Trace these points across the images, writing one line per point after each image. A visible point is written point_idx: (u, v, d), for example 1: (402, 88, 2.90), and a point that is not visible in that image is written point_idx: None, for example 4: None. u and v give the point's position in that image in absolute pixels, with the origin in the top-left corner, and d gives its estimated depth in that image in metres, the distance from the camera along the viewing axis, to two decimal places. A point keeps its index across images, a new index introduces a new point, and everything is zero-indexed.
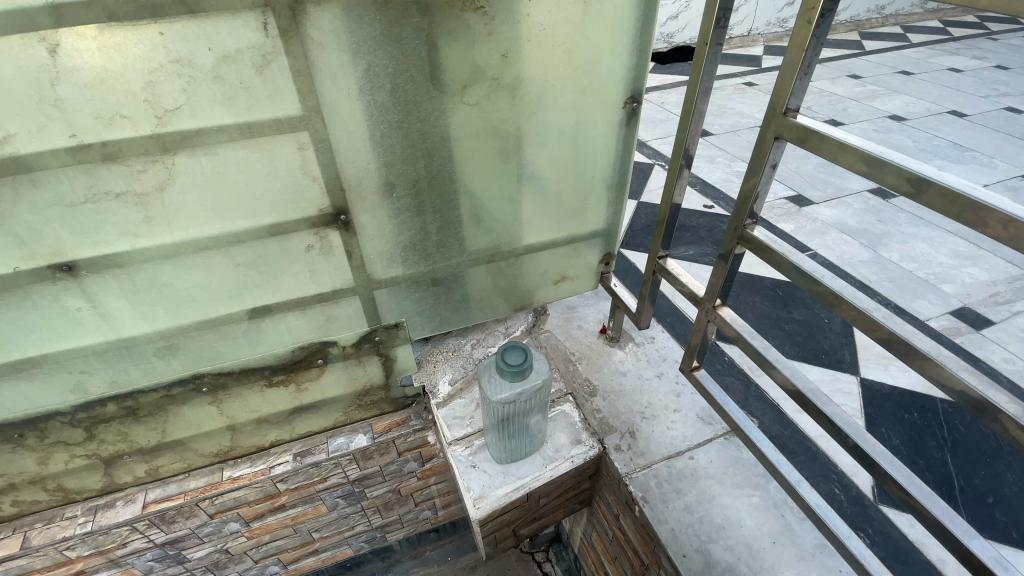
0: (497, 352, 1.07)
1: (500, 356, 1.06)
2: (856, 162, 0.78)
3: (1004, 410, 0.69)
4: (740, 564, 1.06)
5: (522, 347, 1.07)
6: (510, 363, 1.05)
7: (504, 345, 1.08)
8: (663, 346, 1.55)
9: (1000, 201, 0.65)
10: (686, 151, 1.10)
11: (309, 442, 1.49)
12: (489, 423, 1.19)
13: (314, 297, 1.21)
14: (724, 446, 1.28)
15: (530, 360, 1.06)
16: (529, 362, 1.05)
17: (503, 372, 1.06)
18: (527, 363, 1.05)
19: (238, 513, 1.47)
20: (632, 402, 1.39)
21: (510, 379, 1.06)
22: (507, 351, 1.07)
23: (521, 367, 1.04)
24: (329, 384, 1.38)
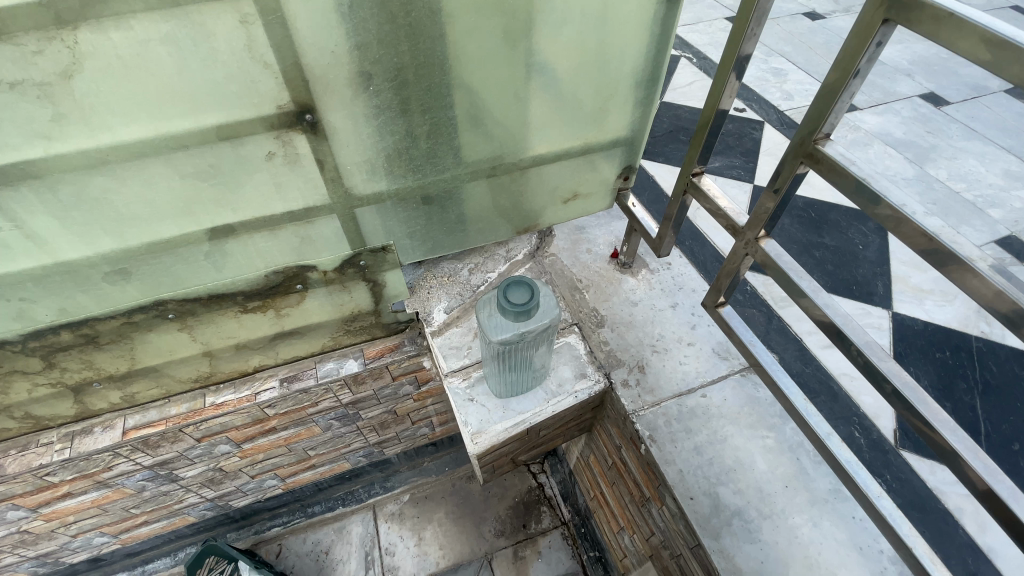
0: (498, 289, 0.92)
1: (499, 294, 0.92)
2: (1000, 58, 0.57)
3: None
4: (749, 508, 1.02)
5: (529, 283, 0.92)
6: (511, 303, 0.90)
7: (504, 280, 0.93)
8: (680, 273, 1.41)
9: None
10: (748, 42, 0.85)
11: (296, 368, 1.40)
12: (489, 359, 1.08)
13: (284, 215, 1.02)
14: (740, 383, 1.19)
15: (537, 299, 0.91)
16: (534, 300, 0.91)
17: (502, 312, 0.92)
18: (532, 303, 0.90)
19: (227, 436, 1.43)
20: (642, 334, 1.27)
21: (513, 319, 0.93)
22: (508, 288, 0.92)
23: (524, 307, 0.90)
24: (311, 310, 1.25)
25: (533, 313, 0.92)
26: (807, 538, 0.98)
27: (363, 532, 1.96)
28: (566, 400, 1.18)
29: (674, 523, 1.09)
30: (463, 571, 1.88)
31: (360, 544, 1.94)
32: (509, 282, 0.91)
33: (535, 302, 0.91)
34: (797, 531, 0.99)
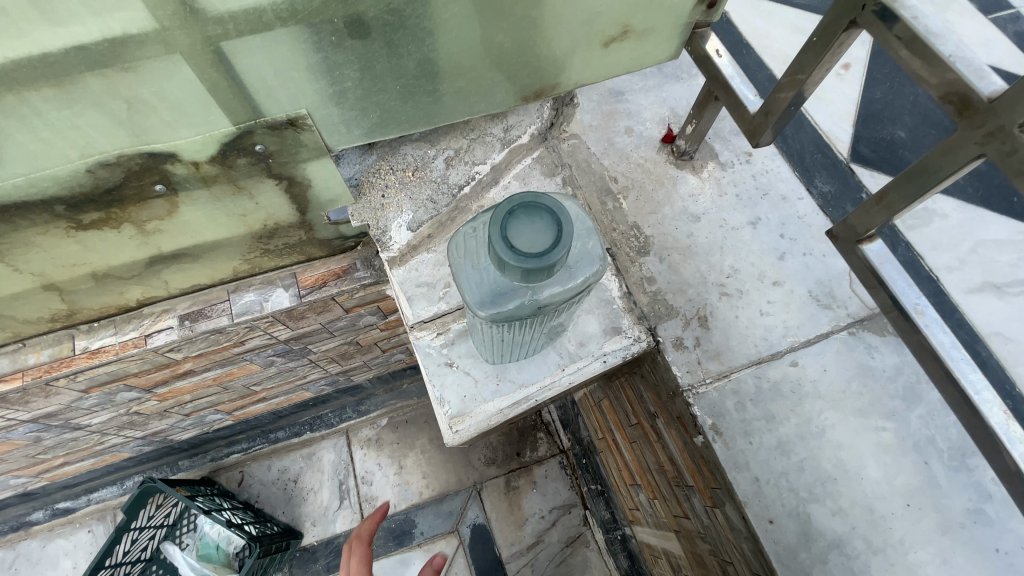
0: (490, 222, 0.47)
1: (493, 230, 0.47)
2: None
3: None
4: (853, 537, 0.70)
5: (551, 211, 0.47)
6: (515, 251, 0.46)
7: (502, 203, 0.48)
8: (764, 172, 0.95)
9: None
10: None
11: (202, 301, 0.98)
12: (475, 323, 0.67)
13: (71, 56, 0.51)
14: (847, 346, 0.81)
15: (567, 247, 0.46)
16: (562, 249, 0.46)
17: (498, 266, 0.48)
18: (557, 256, 0.46)
19: (126, 384, 1.06)
20: (706, 267, 0.85)
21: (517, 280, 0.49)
22: (510, 220, 0.46)
23: (539, 261, 0.45)
24: (197, 222, 0.81)
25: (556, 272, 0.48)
26: None
27: (336, 459, 1.73)
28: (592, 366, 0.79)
29: (732, 536, 0.79)
30: (450, 502, 1.69)
31: (333, 472, 1.72)
32: (513, 209, 0.46)
33: (564, 252, 0.46)
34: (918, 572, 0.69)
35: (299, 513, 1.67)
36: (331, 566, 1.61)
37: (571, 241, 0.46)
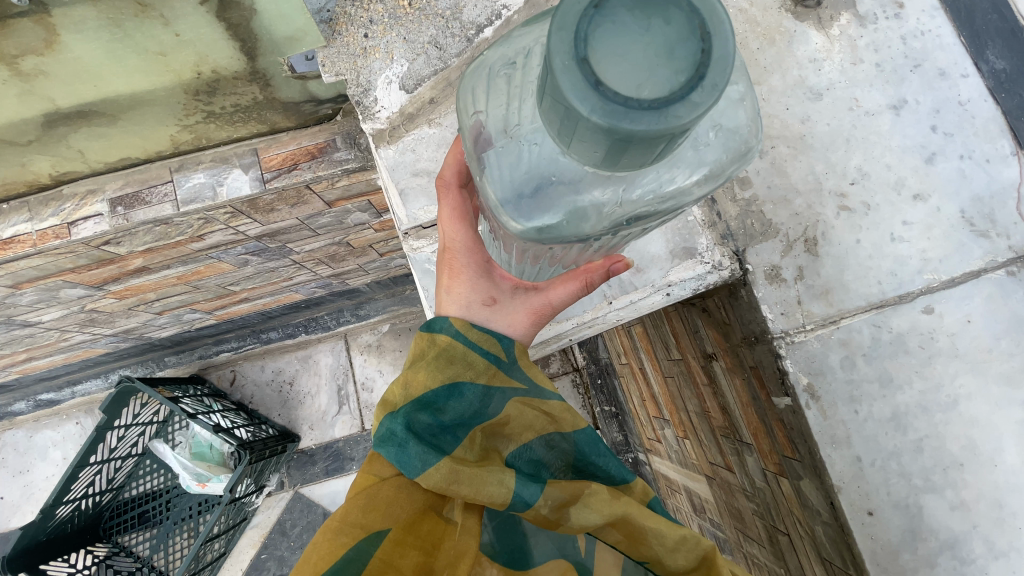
0: (555, 29, 0.25)
1: (560, 47, 0.25)
2: None
3: None
4: (973, 538, 0.54)
5: (688, 15, 0.24)
6: (606, 87, 0.24)
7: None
8: (919, 31, 0.66)
9: None
10: None
11: (137, 180, 0.75)
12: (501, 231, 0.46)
13: None
14: (1005, 290, 0.58)
15: (715, 93, 0.24)
16: (706, 95, 0.24)
17: (563, 125, 0.27)
18: (695, 108, 0.24)
19: (66, 280, 0.88)
20: (822, 169, 0.61)
21: (598, 157, 0.28)
22: (599, 29, 0.24)
23: (658, 115, 0.24)
24: (98, 66, 0.56)
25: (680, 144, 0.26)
26: None
27: (334, 364, 1.62)
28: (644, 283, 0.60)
29: (800, 512, 0.64)
30: None
31: (330, 377, 1.61)
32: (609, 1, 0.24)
33: (707, 105, 0.25)
34: None
35: (296, 416, 1.60)
36: (331, 469, 1.56)
37: (725, 83, 0.24)
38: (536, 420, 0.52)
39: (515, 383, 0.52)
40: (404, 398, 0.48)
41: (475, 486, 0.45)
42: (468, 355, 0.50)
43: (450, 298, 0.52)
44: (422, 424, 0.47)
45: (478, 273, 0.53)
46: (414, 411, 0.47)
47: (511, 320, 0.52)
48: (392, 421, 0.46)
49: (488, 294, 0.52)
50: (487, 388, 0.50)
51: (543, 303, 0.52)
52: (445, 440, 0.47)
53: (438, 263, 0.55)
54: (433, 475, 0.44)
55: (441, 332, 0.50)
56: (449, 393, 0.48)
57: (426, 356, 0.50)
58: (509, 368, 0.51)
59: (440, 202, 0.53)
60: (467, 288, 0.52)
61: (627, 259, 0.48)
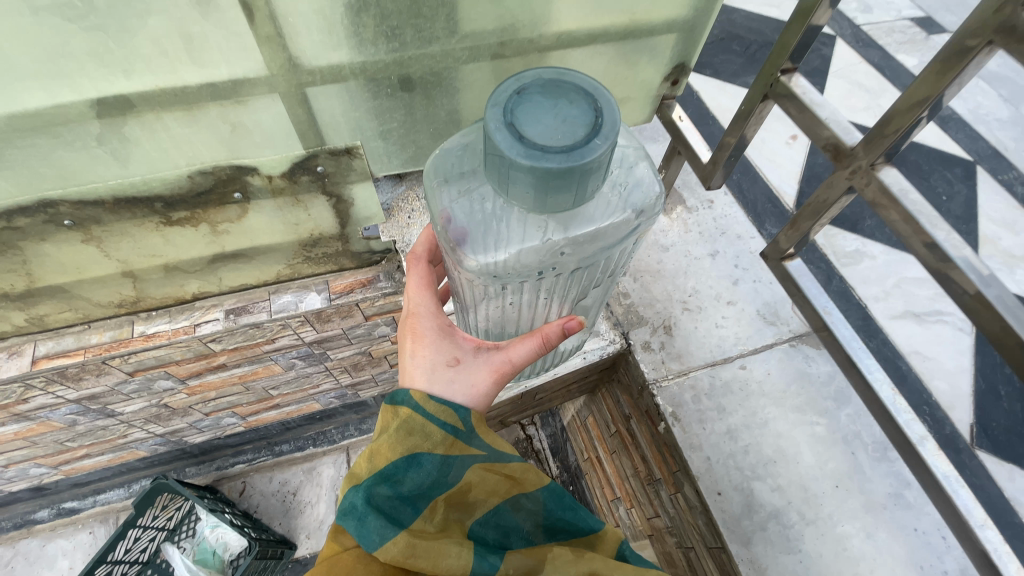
0: (499, 105, 0.60)
1: (501, 113, 0.59)
2: None
3: None
4: (789, 510, 0.82)
5: (583, 98, 0.60)
6: (528, 138, 0.58)
7: (516, 89, 0.61)
8: (725, 213, 1.14)
9: None
10: None
11: (246, 298, 1.14)
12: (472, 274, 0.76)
13: (204, 91, 0.74)
14: (788, 355, 0.96)
15: (598, 141, 0.58)
16: (589, 147, 0.58)
17: (503, 159, 0.59)
18: (582, 151, 0.57)
19: (166, 371, 1.20)
20: (671, 287, 1.04)
21: (528, 183, 0.59)
22: (524, 107, 0.59)
23: (562, 154, 0.57)
24: (257, 229, 1.00)
25: (580, 167, 0.57)
26: (858, 552, 0.79)
27: (335, 475, 1.82)
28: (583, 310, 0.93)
29: (690, 516, 0.91)
30: None
31: (331, 487, 1.80)
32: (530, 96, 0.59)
33: (596, 149, 0.58)
34: (846, 543, 0.80)
35: (295, 525, 1.75)
36: None
37: (605, 138, 0.58)
38: (496, 484, 0.72)
39: (473, 449, 0.71)
40: (368, 470, 0.64)
41: (433, 555, 0.59)
42: (430, 427, 0.69)
43: (419, 362, 0.76)
44: (382, 499, 0.61)
45: (438, 341, 0.78)
46: (376, 486, 0.62)
47: (470, 377, 0.76)
48: (354, 497, 0.60)
49: (454, 358, 0.77)
50: (445, 455, 0.68)
51: (503, 362, 0.77)
52: (404, 513, 0.61)
53: (402, 331, 0.80)
54: (391, 549, 0.57)
55: (404, 404, 0.70)
56: (408, 465, 0.65)
57: (392, 426, 0.68)
58: (466, 438, 0.71)
59: (410, 273, 0.83)
60: (433, 350, 0.77)
61: (577, 321, 0.72)
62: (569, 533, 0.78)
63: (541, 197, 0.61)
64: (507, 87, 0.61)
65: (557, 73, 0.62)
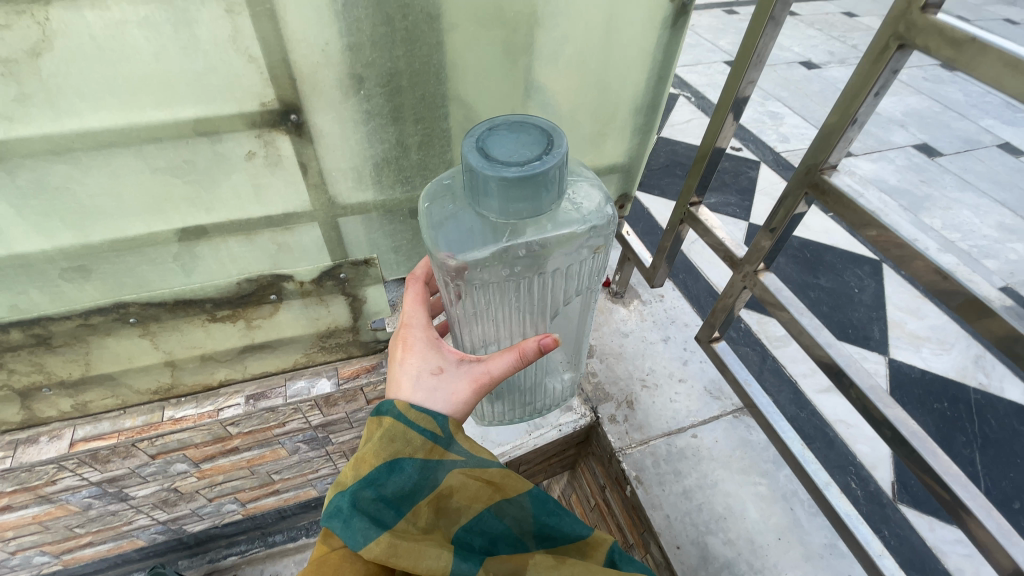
0: (471, 137, 0.70)
1: (472, 143, 0.69)
2: None
3: None
4: (739, 560, 0.95)
5: (541, 132, 0.70)
6: (491, 158, 0.67)
7: (486, 127, 0.71)
8: (673, 306, 1.38)
9: None
10: (737, 98, 0.87)
11: (266, 384, 1.29)
12: (457, 284, 0.81)
13: (262, 220, 0.98)
14: (733, 425, 1.13)
15: (550, 160, 0.66)
16: (543, 164, 0.66)
17: (473, 174, 0.67)
18: (537, 166, 0.66)
19: (184, 454, 1.29)
20: (632, 367, 1.24)
21: (495, 194, 0.67)
22: (491, 138, 0.69)
23: (520, 168, 0.65)
24: (284, 324, 1.20)
25: (539, 177, 0.66)
26: None
27: None
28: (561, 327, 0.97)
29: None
30: None
31: None
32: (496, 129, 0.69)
33: (549, 165, 0.66)
34: None
35: None
36: None
37: (557, 159, 0.67)
38: (479, 490, 0.71)
39: (453, 455, 0.72)
40: (354, 478, 0.66)
41: (413, 556, 0.58)
42: (409, 433, 0.70)
43: (407, 368, 0.78)
44: (369, 502, 0.63)
45: (426, 349, 0.80)
46: (362, 490, 0.64)
47: (451, 385, 0.77)
48: (341, 501, 0.63)
49: (438, 368, 0.78)
50: (424, 461, 0.69)
51: (482, 372, 0.78)
52: (387, 514, 0.63)
53: (393, 342, 0.83)
54: (373, 548, 0.58)
55: (387, 413, 0.71)
56: (390, 470, 0.66)
57: (376, 435, 0.69)
58: (446, 443, 0.72)
59: (406, 290, 0.88)
60: (418, 358, 0.79)
61: (552, 336, 0.76)
62: (558, 538, 0.74)
63: (507, 207, 0.68)
64: (478, 126, 0.71)
65: (523, 118, 0.74)
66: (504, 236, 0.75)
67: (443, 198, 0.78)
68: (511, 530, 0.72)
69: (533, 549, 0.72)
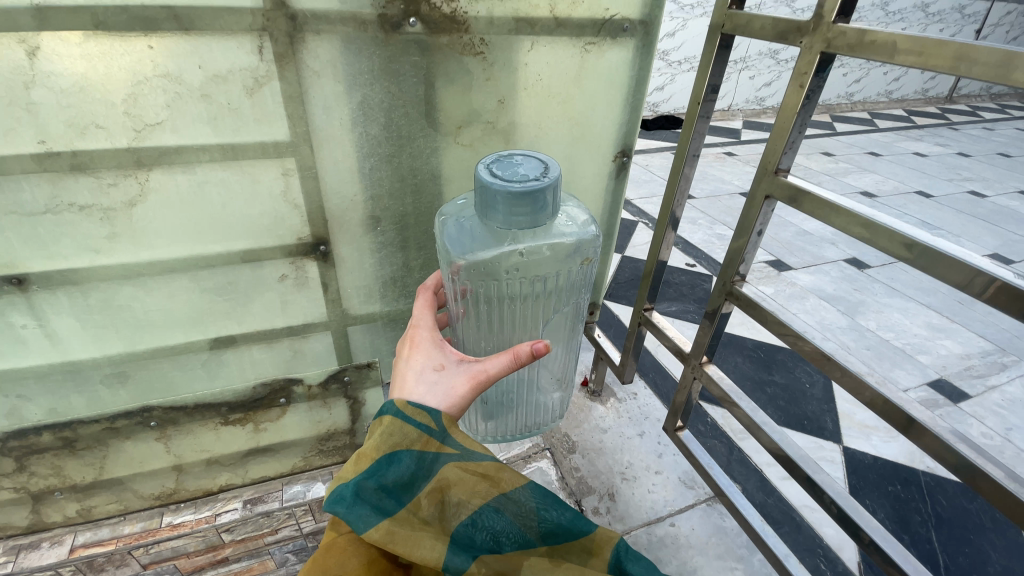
0: (482, 162, 0.85)
1: (482, 166, 0.84)
2: (855, 225, 0.75)
3: (989, 476, 0.68)
4: None
5: (539, 162, 0.85)
6: (497, 176, 0.81)
7: (494, 156, 0.86)
8: (645, 403, 1.52)
9: (897, 222, 0.71)
10: (672, 217, 1.12)
11: (262, 489, 1.36)
12: (467, 296, 0.99)
13: (283, 330, 1.15)
14: (707, 512, 1.22)
15: (546, 182, 0.80)
16: (540, 183, 0.79)
17: (484, 191, 0.81)
18: (536, 184, 0.79)
19: (175, 565, 1.25)
20: (612, 461, 1.34)
21: (501, 208, 0.80)
22: (497, 164, 0.84)
23: (521, 186, 0.78)
24: (289, 427, 1.31)
25: (537, 193, 0.79)
26: None
27: None
28: (556, 333, 1.10)
29: None
30: None
31: None
32: (502, 158, 0.84)
33: (545, 185, 0.80)
34: None
35: None
36: None
37: (551, 182, 0.81)
38: (478, 483, 0.69)
39: (449, 449, 0.69)
40: (354, 471, 0.64)
41: (410, 544, 0.59)
42: (405, 427, 0.67)
43: (411, 363, 0.77)
44: (369, 491, 0.62)
45: (430, 348, 0.79)
46: (363, 480, 0.62)
47: (450, 382, 0.74)
48: (343, 488, 0.61)
49: (440, 363, 0.77)
50: (422, 452, 0.67)
51: (481, 371, 0.75)
52: (388, 503, 0.62)
53: (398, 343, 0.83)
54: (373, 533, 0.58)
55: (386, 412, 0.68)
56: (390, 460, 0.65)
57: (378, 430, 0.67)
58: (441, 437, 0.69)
59: (417, 298, 0.92)
60: (421, 356, 0.78)
61: (546, 341, 0.73)
62: (559, 535, 0.72)
63: (510, 218, 0.81)
64: (490, 155, 0.87)
65: (529, 151, 0.89)
66: (506, 242, 0.92)
67: (457, 214, 0.96)
68: (514, 525, 0.69)
69: (537, 546, 0.70)
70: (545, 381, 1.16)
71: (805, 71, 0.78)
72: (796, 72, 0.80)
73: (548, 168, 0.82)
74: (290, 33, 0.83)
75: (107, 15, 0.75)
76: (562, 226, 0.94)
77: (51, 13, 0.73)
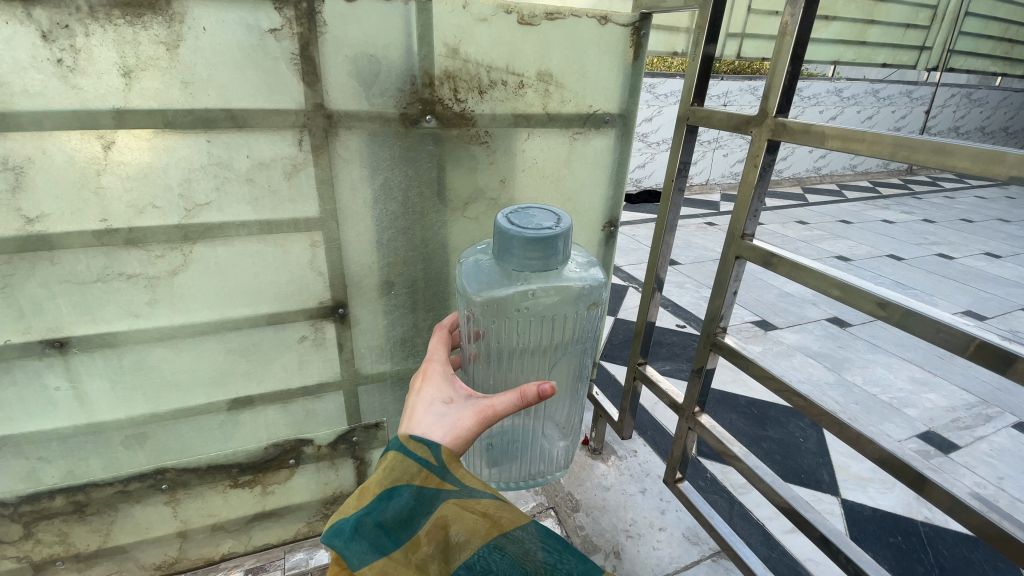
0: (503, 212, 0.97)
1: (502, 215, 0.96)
2: (814, 279, 0.87)
3: (960, 501, 0.74)
4: None
5: (553, 214, 0.97)
6: (516, 223, 0.92)
7: (513, 208, 0.98)
8: (645, 460, 1.56)
9: (849, 276, 0.83)
10: (657, 278, 1.23)
11: (264, 557, 1.35)
12: (479, 339, 1.10)
13: (299, 390, 1.21)
14: (713, 568, 1.23)
15: (559, 230, 0.91)
16: (554, 232, 0.91)
17: (503, 236, 0.92)
18: (550, 232, 0.90)
19: None
20: (616, 519, 1.35)
21: (517, 251, 0.91)
22: (516, 214, 0.95)
23: (536, 232, 0.90)
24: (296, 488, 1.32)
25: (550, 241, 0.90)
26: None
27: None
28: (561, 376, 1.17)
29: None
30: None
31: None
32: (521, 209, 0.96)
33: (558, 234, 0.90)
34: None
35: None
36: None
37: (564, 232, 0.92)
38: (477, 523, 0.71)
39: (448, 485, 0.73)
40: (356, 505, 0.69)
41: None
42: (406, 462, 0.72)
43: (425, 395, 0.85)
44: (368, 528, 0.67)
45: (443, 382, 0.87)
46: (362, 515, 0.68)
47: (457, 415, 0.80)
48: (344, 522, 0.67)
49: (450, 398, 0.84)
50: (420, 487, 0.72)
51: (487, 406, 0.81)
52: (384, 541, 0.66)
53: (414, 376, 0.91)
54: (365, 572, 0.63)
55: (389, 448, 0.74)
56: (389, 495, 0.70)
57: (382, 464, 0.73)
58: (439, 472, 0.73)
59: (433, 335, 1.02)
60: (433, 389, 0.86)
61: (552, 384, 0.80)
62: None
63: (524, 261, 0.91)
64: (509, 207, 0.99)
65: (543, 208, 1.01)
66: (518, 282, 1.01)
67: (476, 259, 1.08)
68: (515, 566, 0.68)
69: None
70: (549, 428, 1.22)
71: (758, 154, 0.93)
72: (750, 154, 0.96)
73: (561, 219, 0.93)
74: (325, 128, 0.98)
75: (175, 116, 0.90)
76: (569, 272, 1.05)
77: (129, 115, 0.88)
